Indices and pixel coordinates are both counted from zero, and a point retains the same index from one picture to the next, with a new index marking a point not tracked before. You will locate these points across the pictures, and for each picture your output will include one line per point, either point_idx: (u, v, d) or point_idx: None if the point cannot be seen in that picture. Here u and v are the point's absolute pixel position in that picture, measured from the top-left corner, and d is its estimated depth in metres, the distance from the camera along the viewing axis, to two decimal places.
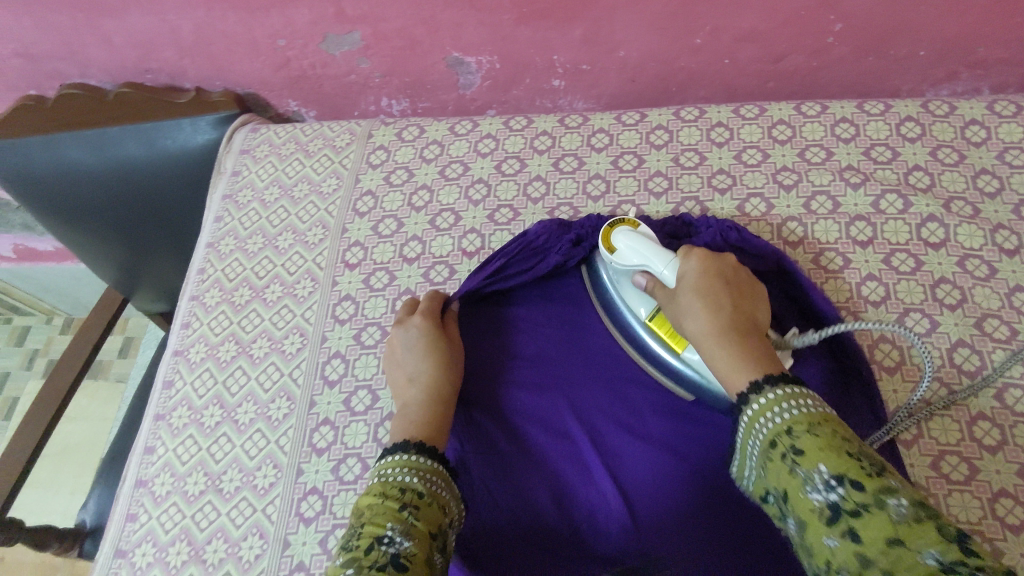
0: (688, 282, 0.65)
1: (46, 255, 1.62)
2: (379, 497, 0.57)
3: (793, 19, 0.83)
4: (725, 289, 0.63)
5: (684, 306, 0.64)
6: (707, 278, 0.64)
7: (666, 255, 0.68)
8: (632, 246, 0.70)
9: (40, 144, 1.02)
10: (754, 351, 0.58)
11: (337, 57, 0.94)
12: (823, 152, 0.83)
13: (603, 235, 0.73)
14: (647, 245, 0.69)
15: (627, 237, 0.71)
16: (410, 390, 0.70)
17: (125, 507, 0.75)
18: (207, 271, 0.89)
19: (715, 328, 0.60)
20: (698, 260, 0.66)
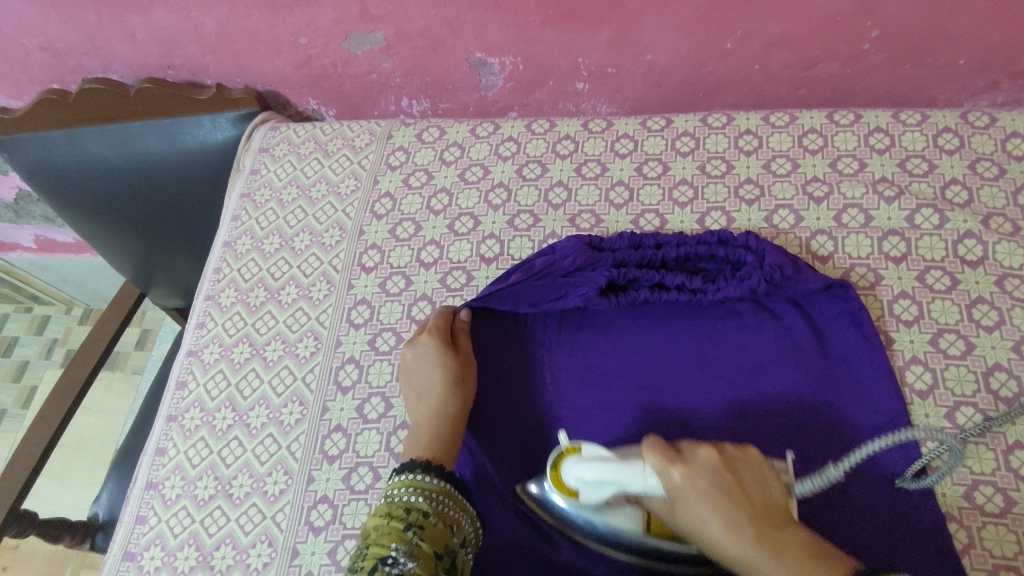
0: (692, 492, 0.51)
1: (66, 247, 1.63)
2: (385, 518, 0.55)
3: (828, 25, 0.80)
4: (728, 492, 0.50)
5: (690, 517, 0.51)
6: (709, 492, 0.50)
7: (638, 469, 0.56)
8: (594, 476, 0.58)
9: (64, 137, 1.02)
10: (806, 565, 0.46)
11: (359, 56, 0.93)
12: (856, 163, 0.80)
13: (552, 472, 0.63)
14: (611, 469, 0.57)
15: (583, 467, 0.59)
16: (420, 405, 0.69)
17: (135, 509, 0.74)
18: (223, 271, 0.88)
19: (752, 554, 0.47)
20: (682, 470, 0.51)
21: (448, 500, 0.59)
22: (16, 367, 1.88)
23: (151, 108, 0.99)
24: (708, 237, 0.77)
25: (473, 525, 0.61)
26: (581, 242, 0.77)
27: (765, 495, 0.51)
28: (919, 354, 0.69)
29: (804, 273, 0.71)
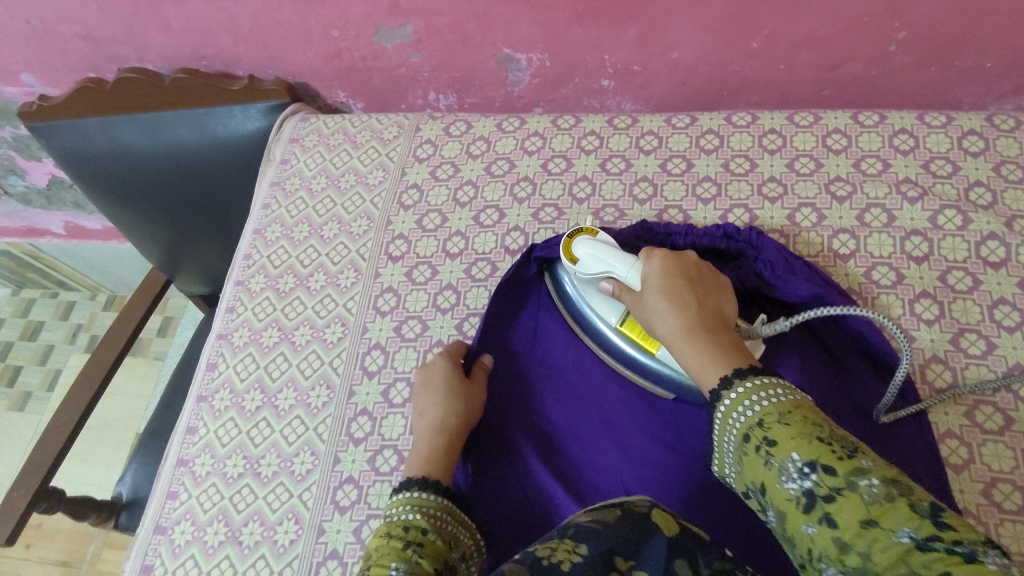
0: (655, 284, 0.63)
1: (93, 233, 1.66)
2: (384, 539, 0.57)
3: (855, 26, 0.81)
4: (687, 283, 0.62)
5: (651, 307, 0.62)
6: (671, 277, 0.62)
7: (629, 259, 0.67)
8: (599, 258, 0.69)
9: (97, 126, 1.04)
10: (722, 346, 0.56)
11: (389, 50, 0.94)
12: (879, 163, 0.81)
13: (563, 246, 0.73)
14: (606, 251, 0.68)
15: (586, 245, 0.70)
16: (422, 421, 0.70)
17: (166, 485, 0.77)
18: (253, 257, 0.90)
19: (687, 334, 0.58)
20: (660, 258, 0.64)
21: (449, 515, 0.63)
22: (42, 351, 1.92)
23: (183, 98, 1.02)
24: (714, 231, 0.77)
25: (474, 539, 0.65)
26: (599, 234, 0.78)
27: (718, 301, 0.62)
28: (939, 353, 0.70)
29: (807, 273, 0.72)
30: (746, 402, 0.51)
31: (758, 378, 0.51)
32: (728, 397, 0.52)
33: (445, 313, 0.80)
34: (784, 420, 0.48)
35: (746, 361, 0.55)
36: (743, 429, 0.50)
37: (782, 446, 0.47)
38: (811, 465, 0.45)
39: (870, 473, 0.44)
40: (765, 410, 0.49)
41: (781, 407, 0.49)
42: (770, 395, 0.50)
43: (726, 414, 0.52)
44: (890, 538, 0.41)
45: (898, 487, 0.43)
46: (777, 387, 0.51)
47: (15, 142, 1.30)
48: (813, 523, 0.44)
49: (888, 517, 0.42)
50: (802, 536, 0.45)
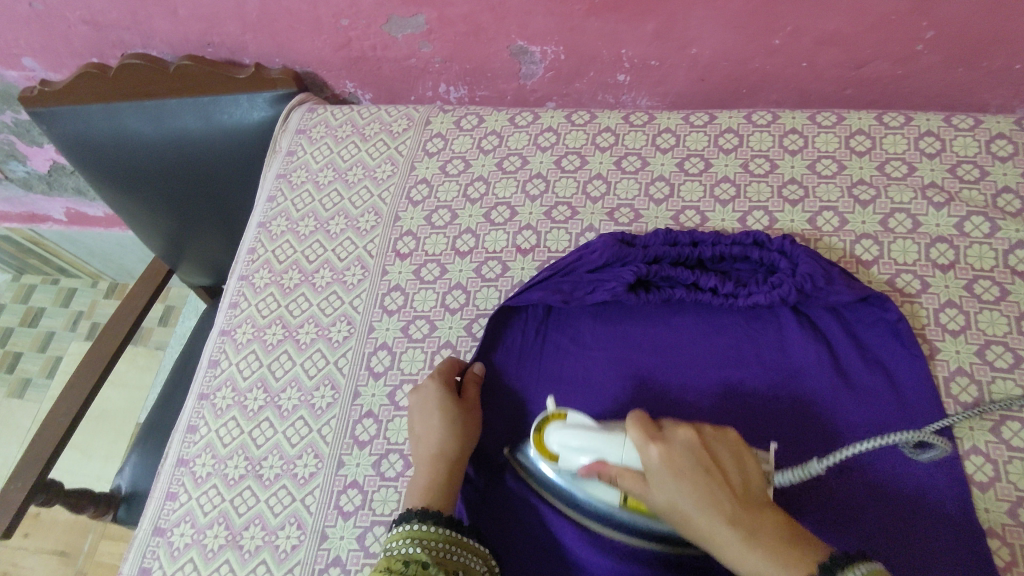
0: (666, 475, 0.53)
1: (95, 220, 1.64)
2: (385, 573, 0.54)
3: (882, 24, 0.78)
4: (705, 473, 0.53)
5: (671, 503, 0.54)
6: (679, 474, 0.53)
7: (620, 439, 0.58)
8: (570, 451, 0.61)
9: (101, 113, 1.02)
10: (777, 546, 0.49)
11: (399, 40, 0.92)
12: (904, 166, 0.78)
13: (535, 442, 0.64)
14: (587, 434, 0.60)
15: (559, 435, 0.62)
16: (420, 449, 0.67)
17: (166, 485, 0.75)
18: (257, 251, 0.88)
19: (729, 533, 0.51)
20: (660, 447, 0.54)
21: (453, 545, 0.59)
22: (42, 337, 1.90)
23: (189, 86, 0.99)
24: (744, 238, 0.75)
25: (487, 563, 0.61)
26: (613, 239, 0.75)
27: (742, 469, 0.54)
28: (964, 365, 0.67)
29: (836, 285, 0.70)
30: None
31: None
32: None
33: (454, 313, 0.78)
34: None
35: (813, 560, 0.48)
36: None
37: None
38: None
39: None
40: None
41: None
42: None
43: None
44: None
45: None
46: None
47: (17, 127, 1.28)
48: None
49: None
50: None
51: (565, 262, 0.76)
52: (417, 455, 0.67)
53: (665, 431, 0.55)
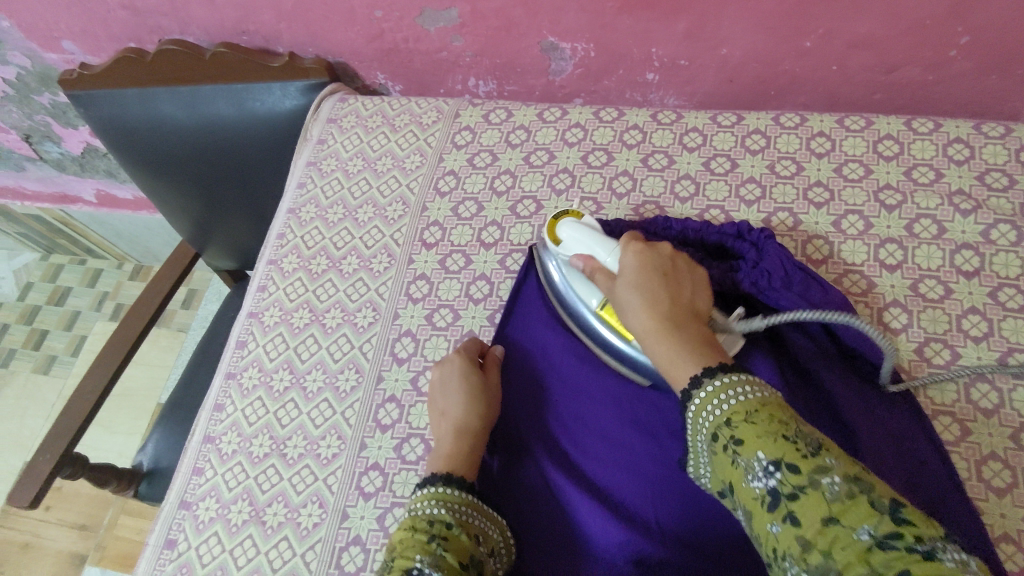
0: (631, 276, 0.61)
1: (124, 203, 1.68)
2: (408, 532, 0.56)
3: (915, 29, 0.78)
4: (661, 275, 0.61)
5: (623, 299, 0.61)
6: (647, 272, 0.61)
7: (610, 244, 0.66)
8: (571, 239, 0.69)
9: (136, 96, 1.04)
10: (690, 340, 0.56)
11: (431, 33, 0.93)
12: (932, 172, 0.78)
13: (551, 225, 0.73)
14: (589, 234, 0.68)
15: (569, 228, 0.70)
16: (444, 420, 0.69)
17: (193, 460, 0.77)
18: (287, 237, 0.89)
19: (654, 324, 0.57)
20: (636, 251, 0.63)
21: (475, 510, 0.61)
22: (68, 316, 1.94)
23: (223, 73, 1.01)
24: (729, 230, 0.75)
25: (504, 535, 0.63)
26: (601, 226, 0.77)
27: (695, 290, 0.62)
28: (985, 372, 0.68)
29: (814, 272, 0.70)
30: (713, 401, 0.50)
31: (727, 378, 0.50)
32: (699, 397, 0.51)
33: (478, 304, 0.79)
34: (750, 418, 0.47)
35: (718, 360, 0.53)
36: (710, 427, 0.50)
37: (747, 446, 0.46)
38: (776, 464, 0.44)
39: (833, 473, 0.42)
40: (730, 410, 0.49)
41: (748, 407, 0.48)
42: (735, 394, 0.49)
43: (695, 412, 0.52)
44: (848, 538, 0.39)
45: (861, 484, 0.41)
46: (754, 388, 0.49)
47: (54, 109, 1.31)
48: (777, 523, 0.43)
49: (848, 516, 0.40)
50: (764, 534, 0.44)
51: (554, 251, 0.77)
52: (440, 425, 0.69)
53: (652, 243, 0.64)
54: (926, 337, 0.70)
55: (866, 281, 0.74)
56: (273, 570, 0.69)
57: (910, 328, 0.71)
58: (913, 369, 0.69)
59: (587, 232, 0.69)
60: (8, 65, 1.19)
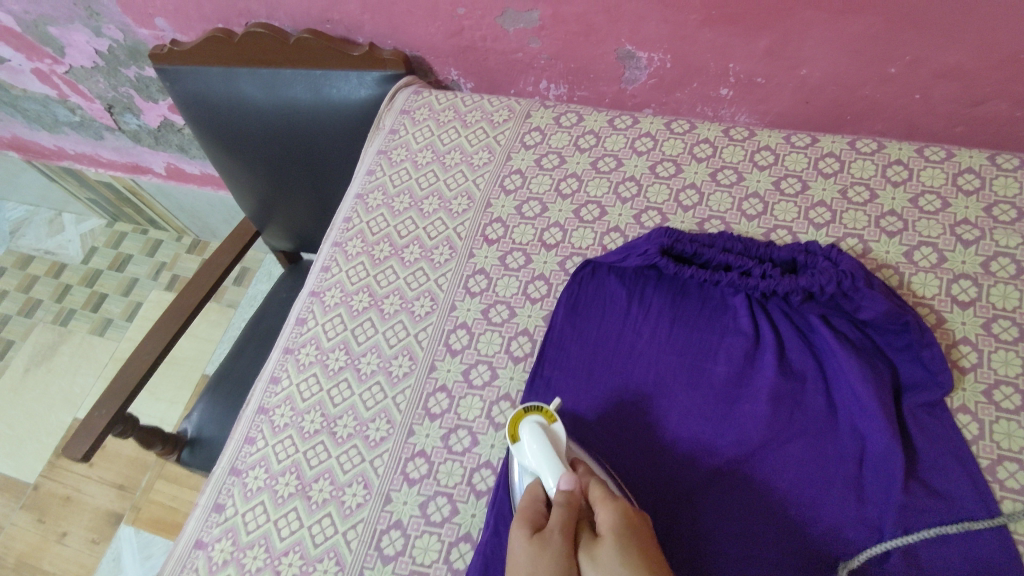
0: (609, 531, 0.52)
1: (192, 177, 1.73)
2: None
3: (1009, 63, 0.76)
4: (640, 551, 0.51)
5: (602, 558, 0.50)
6: (630, 527, 0.53)
7: (558, 472, 0.60)
8: (538, 457, 0.62)
9: (219, 76, 1.09)
10: None
11: (510, 33, 0.94)
12: (1013, 211, 0.76)
13: (512, 421, 0.66)
14: (545, 454, 0.61)
15: (531, 433, 0.63)
16: (549, 543, 0.53)
17: (245, 430, 0.79)
18: (353, 221, 0.91)
19: None
20: (613, 519, 0.53)
21: None
22: (127, 283, 2.02)
23: (304, 58, 1.04)
24: (796, 246, 0.76)
25: None
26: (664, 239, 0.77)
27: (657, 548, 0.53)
28: None
29: (875, 295, 0.69)
30: None
31: None
32: None
33: (534, 303, 0.80)
34: None
35: None
36: None
37: None
38: None
39: None
40: None
41: None
42: None
43: None
44: None
45: None
46: None
47: (138, 82, 1.36)
48: None
49: None
50: None
51: (625, 254, 0.79)
52: (541, 557, 0.52)
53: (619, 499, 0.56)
54: (996, 379, 0.68)
55: (934, 315, 0.72)
56: (313, 545, 0.70)
57: (980, 368, 0.69)
58: (979, 411, 0.67)
59: (555, 460, 0.61)
60: (101, 37, 1.24)
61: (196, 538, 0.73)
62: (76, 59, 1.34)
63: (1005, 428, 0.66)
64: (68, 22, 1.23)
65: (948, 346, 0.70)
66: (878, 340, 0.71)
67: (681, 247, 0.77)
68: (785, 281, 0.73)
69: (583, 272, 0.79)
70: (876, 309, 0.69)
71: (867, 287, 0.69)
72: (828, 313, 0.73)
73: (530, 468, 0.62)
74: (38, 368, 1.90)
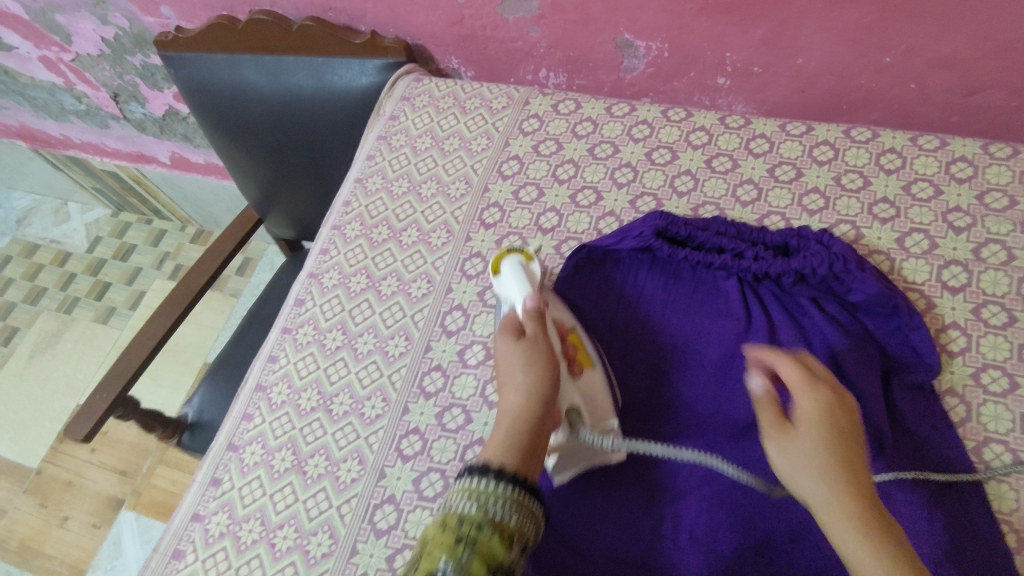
0: (808, 418, 0.54)
1: (196, 166, 1.75)
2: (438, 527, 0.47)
3: (1002, 52, 0.77)
4: (838, 436, 0.52)
5: (798, 442, 0.52)
6: (834, 416, 0.54)
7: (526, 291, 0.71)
8: (513, 286, 0.72)
9: (223, 62, 1.10)
10: (849, 491, 0.49)
11: (510, 21, 0.95)
12: (1005, 199, 0.76)
13: (494, 259, 0.76)
14: (519, 280, 0.71)
15: (510, 267, 0.73)
16: (536, 341, 0.63)
17: (243, 407, 0.80)
18: (352, 205, 0.92)
19: (836, 493, 0.49)
20: (806, 425, 0.53)
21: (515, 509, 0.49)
22: (131, 272, 2.04)
23: (306, 45, 1.06)
24: (789, 231, 0.77)
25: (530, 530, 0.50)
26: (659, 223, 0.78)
27: (860, 430, 0.55)
28: None
29: (865, 279, 0.70)
30: None
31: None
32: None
33: None
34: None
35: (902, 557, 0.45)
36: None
37: None
38: None
39: None
40: None
41: None
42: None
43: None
44: None
45: None
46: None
47: (143, 70, 1.38)
48: None
49: None
50: None
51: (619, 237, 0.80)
52: (532, 350, 0.62)
53: (785, 367, 0.58)
54: (985, 362, 0.68)
55: (925, 301, 0.73)
56: (308, 518, 0.71)
57: (970, 352, 0.69)
58: (967, 394, 0.67)
59: (527, 283, 0.71)
60: (108, 25, 1.26)
61: (193, 512, 0.75)
62: (82, 47, 1.35)
63: (993, 411, 0.66)
64: (75, 10, 1.25)
65: (938, 331, 0.71)
66: (869, 324, 0.72)
67: (676, 230, 0.78)
68: (778, 264, 0.74)
69: (578, 252, 0.80)
70: (867, 291, 0.70)
71: (858, 270, 0.70)
72: (819, 296, 0.73)
73: (510, 299, 0.72)
74: (42, 355, 1.92)
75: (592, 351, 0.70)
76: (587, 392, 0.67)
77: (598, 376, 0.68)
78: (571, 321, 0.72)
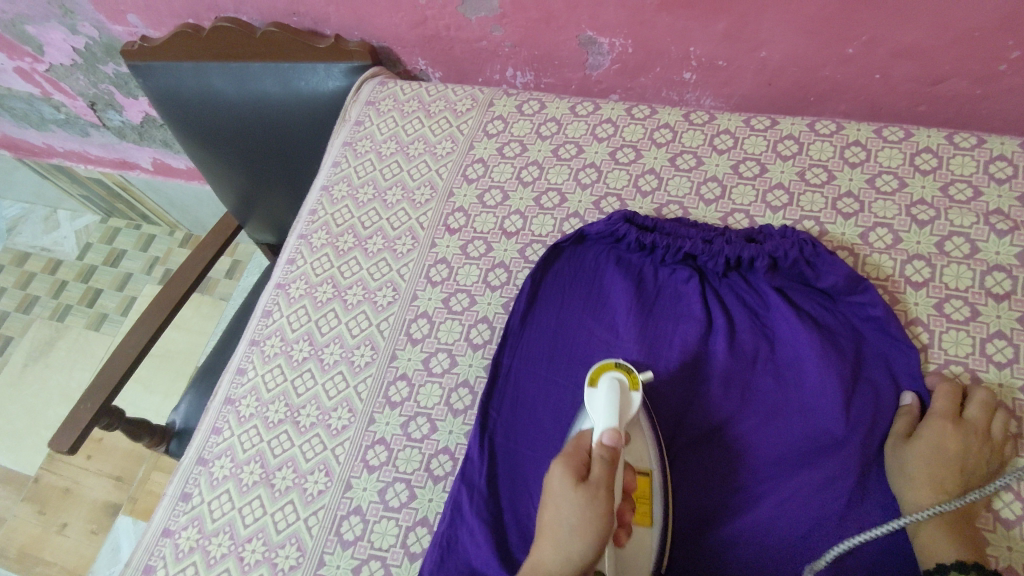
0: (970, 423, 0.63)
1: (178, 172, 1.75)
2: None
3: (965, 40, 0.76)
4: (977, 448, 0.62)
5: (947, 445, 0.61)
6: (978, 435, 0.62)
7: (611, 420, 0.61)
8: (601, 410, 0.63)
9: (190, 70, 1.10)
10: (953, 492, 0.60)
11: (472, 21, 0.94)
12: (970, 189, 0.75)
13: (596, 369, 0.67)
14: (610, 408, 0.62)
15: (607, 392, 0.64)
16: (598, 490, 0.55)
17: (212, 420, 0.81)
18: (318, 213, 0.92)
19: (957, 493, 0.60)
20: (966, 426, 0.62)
21: None
22: (121, 277, 2.04)
23: (272, 51, 1.05)
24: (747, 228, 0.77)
25: None
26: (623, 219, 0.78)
27: (995, 448, 0.63)
28: (1005, 400, 0.65)
29: (832, 260, 0.71)
30: None
31: None
32: None
33: (494, 291, 0.81)
34: None
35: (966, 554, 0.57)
36: None
37: None
38: None
39: None
40: None
41: None
42: None
43: None
44: None
45: None
46: None
47: (117, 79, 1.37)
48: None
49: None
50: None
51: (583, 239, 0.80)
52: (587, 507, 0.54)
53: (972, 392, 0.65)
54: (947, 359, 0.68)
55: (888, 297, 0.72)
56: (276, 531, 0.72)
57: (931, 348, 0.69)
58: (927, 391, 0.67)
59: (617, 413, 0.62)
60: (77, 35, 1.25)
61: (164, 527, 0.75)
62: (55, 57, 1.35)
63: None
64: (43, 21, 1.24)
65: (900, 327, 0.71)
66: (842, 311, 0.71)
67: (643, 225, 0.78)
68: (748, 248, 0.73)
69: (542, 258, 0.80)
70: (837, 274, 0.70)
71: (827, 253, 0.71)
72: (786, 286, 0.74)
73: (591, 423, 0.63)
74: (36, 363, 1.93)
75: (656, 510, 0.62)
76: (633, 551, 0.61)
77: (650, 535, 0.62)
78: (647, 464, 0.64)
